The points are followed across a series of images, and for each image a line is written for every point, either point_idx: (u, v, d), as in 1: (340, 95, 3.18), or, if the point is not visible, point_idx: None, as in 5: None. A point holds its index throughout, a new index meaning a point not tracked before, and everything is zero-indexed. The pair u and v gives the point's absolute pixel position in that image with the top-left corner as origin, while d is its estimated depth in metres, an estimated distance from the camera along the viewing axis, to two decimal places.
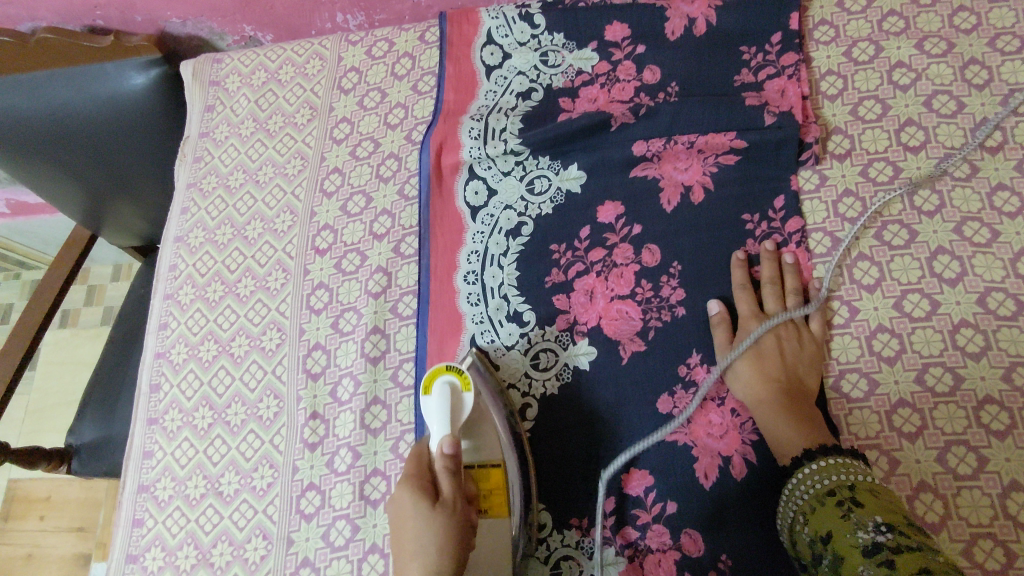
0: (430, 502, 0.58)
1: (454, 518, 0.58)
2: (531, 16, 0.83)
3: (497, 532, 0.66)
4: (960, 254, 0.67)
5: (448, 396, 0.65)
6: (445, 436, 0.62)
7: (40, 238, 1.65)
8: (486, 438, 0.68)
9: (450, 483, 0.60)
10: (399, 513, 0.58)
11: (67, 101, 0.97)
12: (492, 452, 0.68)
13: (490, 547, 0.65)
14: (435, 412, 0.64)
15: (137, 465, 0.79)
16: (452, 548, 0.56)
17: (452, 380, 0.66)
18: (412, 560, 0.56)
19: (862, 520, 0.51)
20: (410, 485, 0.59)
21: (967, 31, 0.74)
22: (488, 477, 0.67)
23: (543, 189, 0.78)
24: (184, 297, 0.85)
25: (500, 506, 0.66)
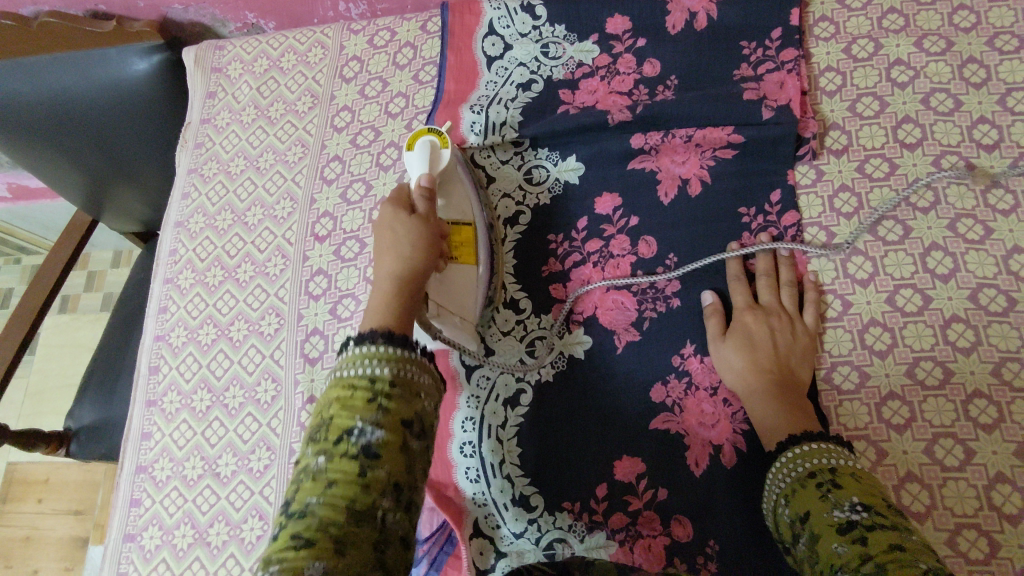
0: (409, 211, 0.64)
1: (431, 224, 0.64)
2: (533, 7, 0.83)
3: (463, 278, 0.70)
4: (953, 251, 0.68)
5: (428, 148, 0.71)
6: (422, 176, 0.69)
7: (41, 223, 1.66)
8: (458, 199, 0.73)
9: (426, 203, 0.65)
10: (379, 223, 0.64)
11: (69, 85, 0.98)
12: (462, 208, 0.73)
13: (454, 285, 0.69)
14: (416, 163, 0.71)
15: (135, 446, 0.79)
16: (428, 239, 0.62)
17: (432, 139, 0.72)
18: (391, 252, 0.60)
19: (840, 500, 0.52)
20: (392, 203, 0.65)
21: (966, 29, 0.75)
22: (458, 231, 0.71)
23: (541, 178, 0.79)
24: (184, 281, 0.86)
25: (468, 256, 0.71)
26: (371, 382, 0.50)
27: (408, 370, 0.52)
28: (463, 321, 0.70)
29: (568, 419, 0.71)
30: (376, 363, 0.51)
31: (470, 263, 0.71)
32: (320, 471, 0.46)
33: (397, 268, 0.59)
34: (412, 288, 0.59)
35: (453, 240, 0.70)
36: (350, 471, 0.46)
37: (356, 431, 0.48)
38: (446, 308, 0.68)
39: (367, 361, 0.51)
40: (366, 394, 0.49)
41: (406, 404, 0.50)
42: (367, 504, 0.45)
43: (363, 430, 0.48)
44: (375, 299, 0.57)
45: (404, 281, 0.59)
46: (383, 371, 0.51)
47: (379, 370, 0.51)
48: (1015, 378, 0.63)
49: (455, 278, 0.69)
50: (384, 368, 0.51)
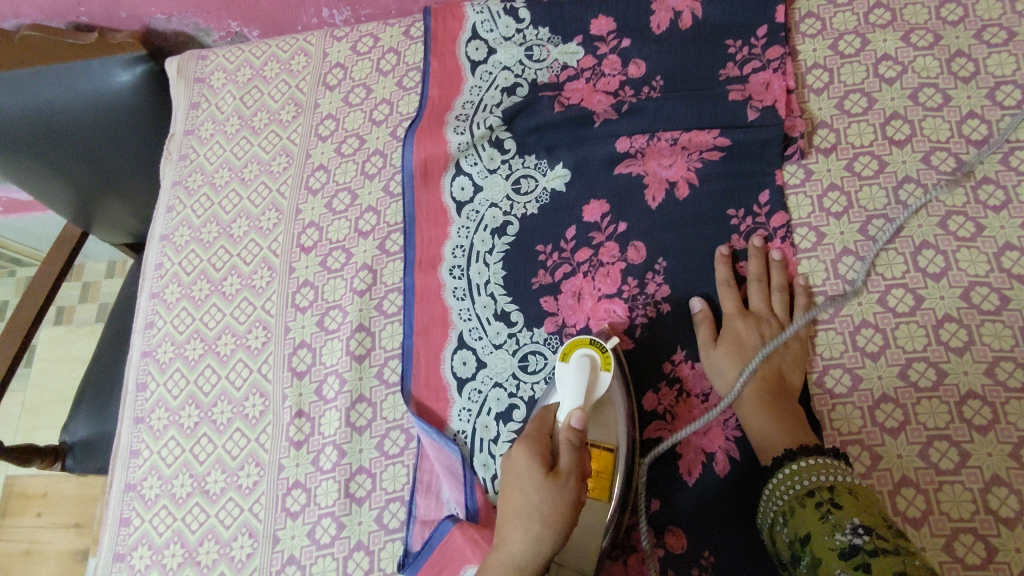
0: (547, 471, 0.56)
1: (569, 495, 0.55)
2: (516, 10, 0.82)
3: (594, 522, 0.62)
4: (944, 249, 0.67)
5: (586, 371, 0.62)
6: (575, 412, 0.60)
7: (33, 235, 1.65)
8: (607, 422, 0.65)
9: (570, 460, 0.56)
10: (514, 463, 0.58)
11: (52, 98, 0.97)
12: (610, 437, 0.64)
13: (583, 531, 0.62)
14: (569, 381, 0.62)
15: (124, 464, 0.79)
16: (562, 516, 0.54)
17: (592, 355, 0.64)
18: (522, 520, 0.55)
19: (840, 521, 0.50)
20: (531, 449, 0.57)
21: (954, 23, 0.74)
22: (596, 459, 0.63)
23: (530, 188, 0.77)
24: (170, 296, 0.85)
25: (601, 490, 0.62)
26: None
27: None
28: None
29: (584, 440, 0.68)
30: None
31: (604, 501, 0.62)
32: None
33: (521, 550, 0.54)
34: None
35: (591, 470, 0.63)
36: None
37: None
38: (570, 566, 0.62)
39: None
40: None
41: None
42: None
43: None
44: None
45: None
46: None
47: None
48: (1010, 378, 0.62)
49: (587, 531, 0.62)
50: None
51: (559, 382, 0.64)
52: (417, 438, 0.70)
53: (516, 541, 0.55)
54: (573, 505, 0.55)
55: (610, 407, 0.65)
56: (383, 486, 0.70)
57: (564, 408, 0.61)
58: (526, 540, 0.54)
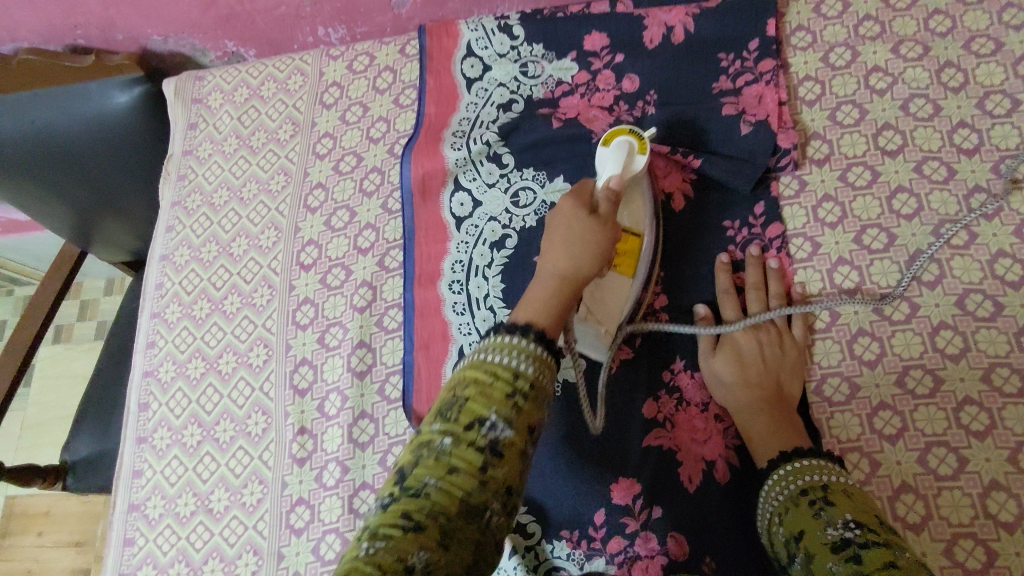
0: (590, 213, 0.60)
1: (608, 232, 0.59)
2: (510, 27, 0.83)
3: (618, 292, 0.68)
4: (938, 257, 0.68)
5: (623, 150, 0.65)
6: (613, 179, 0.63)
7: (31, 255, 1.65)
8: (636, 207, 0.69)
9: (609, 207, 0.61)
10: (558, 214, 0.61)
11: (53, 121, 0.98)
12: (637, 222, 0.68)
13: (604, 289, 0.67)
14: (608, 160, 0.65)
15: (127, 485, 0.79)
16: (602, 246, 0.58)
17: (631, 141, 0.65)
18: (563, 249, 0.58)
19: (833, 517, 0.51)
20: (574, 198, 0.62)
21: (942, 34, 0.75)
22: (626, 240, 0.67)
23: (528, 202, 0.78)
24: (171, 315, 0.85)
25: (628, 267, 0.67)
26: (514, 376, 0.49)
27: (548, 374, 0.51)
28: (607, 338, 0.68)
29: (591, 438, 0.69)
30: (523, 359, 0.49)
31: (629, 276, 0.67)
32: (442, 452, 0.45)
33: (566, 268, 0.57)
34: (573, 294, 0.57)
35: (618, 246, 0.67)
36: (474, 461, 0.45)
37: (490, 422, 0.46)
38: (595, 314, 0.68)
39: (514, 353, 0.50)
40: (507, 386, 0.48)
41: (538, 410, 0.49)
42: (480, 501, 0.44)
43: (493, 424, 0.46)
44: (535, 294, 0.56)
45: (570, 285, 0.57)
46: (528, 367, 0.49)
47: (522, 365, 0.49)
48: (1006, 383, 0.63)
49: (609, 296, 0.68)
50: (532, 364, 0.49)
51: (597, 163, 0.66)
52: None
53: (559, 259, 0.58)
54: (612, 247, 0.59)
55: (637, 198, 0.69)
56: None
57: (601, 179, 0.65)
58: (570, 258, 0.57)
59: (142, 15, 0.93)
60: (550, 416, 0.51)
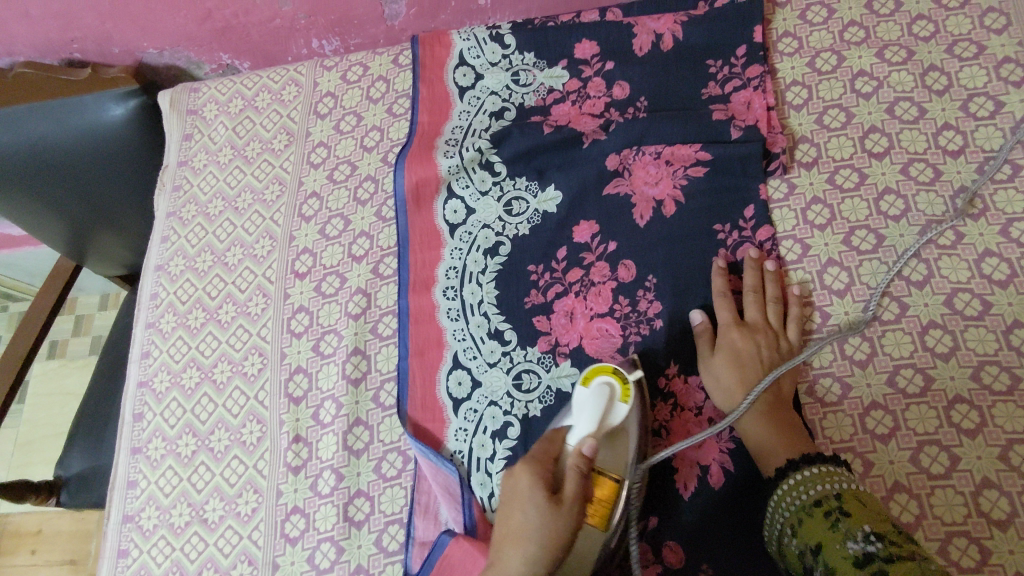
0: (550, 494, 0.57)
1: (565, 527, 0.56)
2: (502, 37, 0.85)
3: (590, 551, 0.60)
4: (926, 257, 0.68)
5: (603, 398, 0.63)
6: (586, 439, 0.60)
7: (26, 270, 1.65)
8: (620, 454, 0.63)
9: (575, 484, 0.58)
10: (519, 476, 0.59)
11: (45, 133, 0.98)
12: (619, 468, 0.62)
13: (579, 556, 0.60)
14: (586, 407, 0.63)
15: (121, 495, 0.79)
16: (557, 544, 0.56)
17: (610, 381, 0.64)
18: (517, 545, 0.56)
19: (851, 529, 0.51)
20: (536, 471, 0.59)
21: (925, 38, 0.76)
22: (605, 488, 0.61)
23: (521, 210, 0.79)
24: (165, 325, 0.85)
25: (603, 520, 0.60)
26: None
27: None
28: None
29: None
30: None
31: (604, 530, 0.60)
32: None
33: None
34: None
35: (594, 496, 0.60)
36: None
37: None
38: None
39: None
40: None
41: None
42: None
43: None
44: None
45: None
46: None
47: None
48: (995, 381, 0.63)
49: (583, 560, 0.60)
50: None
51: (576, 406, 0.64)
52: (414, 460, 0.71)
53: (514, 566, 0.56)
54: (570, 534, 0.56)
55: (623, 437, 0.64)
56: (382, 508, 0.70)
57: (576, 434, 0.62)
58: (520, 567, 0.56)
59: (138, 27, 0.94)
60: None
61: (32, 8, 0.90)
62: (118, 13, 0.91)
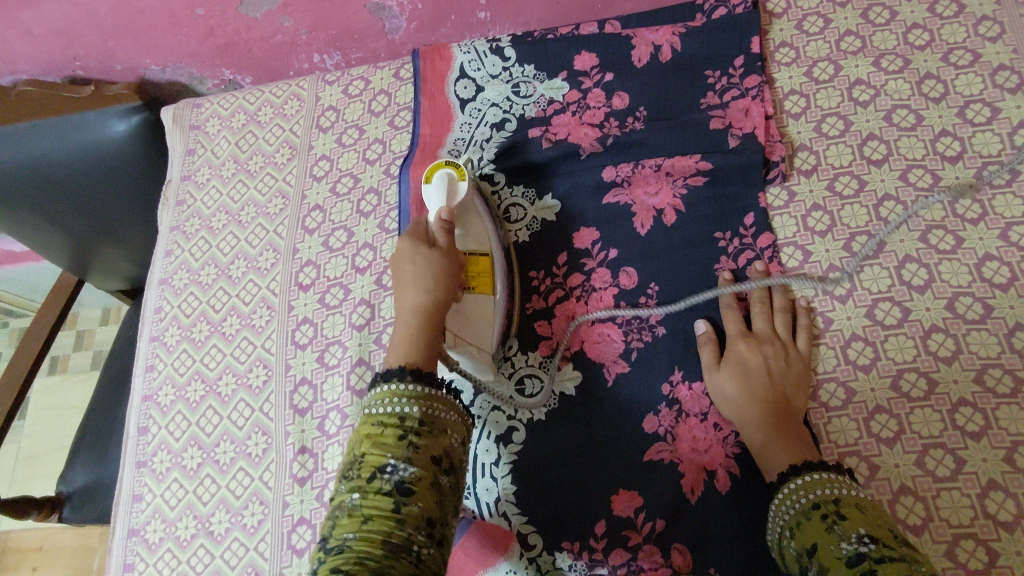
0: (427, 245, 0.66)
1: (449, 261, 0.66)
2: (501, 49, 0.85)
3: (481, 305, 0.70)
4: (926, 262, 0.69)
5: (445, 183, 0.71)
6: (442, 210, 0.69)
7: (28, 286, 1.66)
8: (475, 229, 0.73)
9: (445, 234, 0.67)
10: (400, 255, 0.67)
11: (50, 150, 0.98)
12: (482, 242, 0.72)
13: (471, 316, 0.70)
14: (433, 197, 0.71)
15: (126, 509, 0.79)
16: (447, 272, 0.65)
17: (450, 172, 0.72)
18: (412, 286, 0.63)
19: (847, 532, 0.52)
20: (411, 235, 0.67)
21: (921, 47, 0.77)
22: (476, 259, 0.71)
23: (519, 217, 0.80)
24: (170, 339, 0.86)
25: (486, 285, 0.71)
26: (400, 420, 0.54)
27: (436, 409, 0.56)
28: (482, 353, 0.69)
29: (579, 448, 0.70)
30: (405, 402, 0.55)
31: (489, 292, 0.71)
32: (354, 508, 0.50)
33: (419, 301, 0.63)
34: (434, 323, 0.62)
35: (471, 264, 0.71)
36: (385, 507, 0.49)
37: (390, 467, 0.51)
38: (464, 338, 0.69)
39: (395, 400, 0.55)
40: (396, 430, 0.53)
41: (437, 438, 0.55)
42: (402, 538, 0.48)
43: (394, 467, 0.51)
44: (399, 338, 0.61)
45: (429, 318, 0.62)
46: (413, 410, 0.55)
47: (408, 408, 0.55)
48: (999, 385, 0.63)
49: (476, 316, 0.70)
50: (415, 405, 0.55)
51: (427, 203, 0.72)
52: None
53: (414, 297, 0.63)
54: (453, 271, 0.66)
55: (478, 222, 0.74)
56: None
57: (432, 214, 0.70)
58: (421, 294, 0.63)
59: (141, 45, 0.95)
60: (455, 445, 0.56)
61: (34, 27, 0.91)
62: (120, 30, 0.92)
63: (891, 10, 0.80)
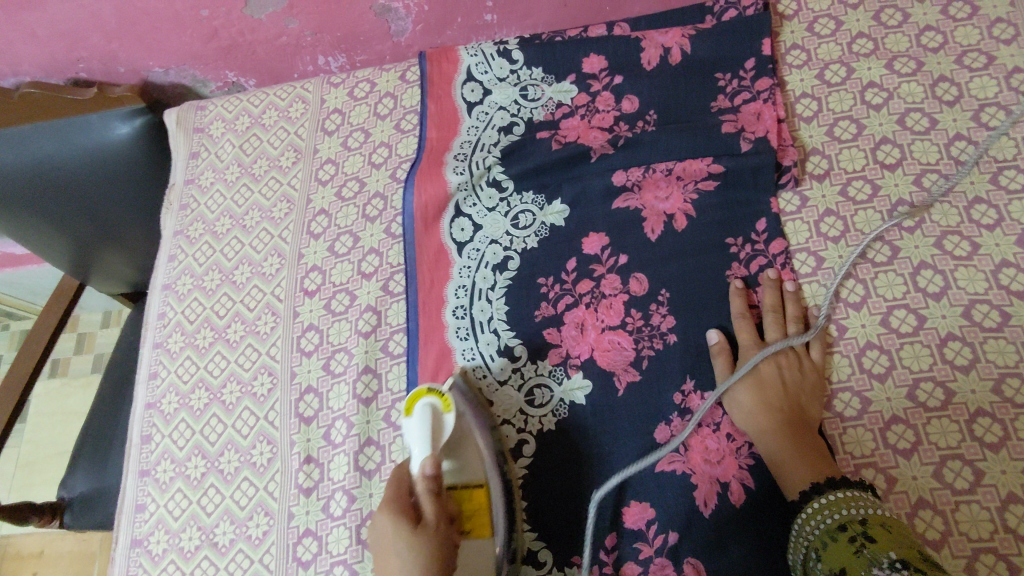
0: (414, 523, 0.60)
1: (439, 538, 0.60)
2: (509, 52, 0.85)
3: (479, 558, 0.64)
4: (942, 268, 0.68)
5: (427, 416, 0.64)
6: (428, 459, 0.62)
7: (28, 289, 1.65)
8: (468, 459, 0.67)
9: (433, 502, 0.61)
10: (382, 542, 0.60)
11: (54, 152, 0.97)
12: (476, 472, 0.67)
13: (474, 573, 0.63)
14: (416, 433, 0.64)
15: (129, 519, 0.78)
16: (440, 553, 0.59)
17: (433, 402, 0.65)
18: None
19: (875, 555, 0.51)
20: (392, 508, 0.60)
21: (934, 49, 0.76)
22: (472, 498, 0.66)
23: (528, 223, 0.78)
24: (174, 345, 0.85)
25: (483, 527, 0.65)
26: None
27: None
28: None
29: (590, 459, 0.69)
30: None
31: (486, 535, 0.65)
32: None
33: None
34: None
35: (463, 515, 0.65)
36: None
37: None
38: None
39: None
40: None
41: None
42: None
43: None
44: None
45: None
46: None
47: None
48: (1017, 394, 0.62)
49: (474, 573, 0.64)
50: None
51: (406, 437, 0.65)
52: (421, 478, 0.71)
53: None
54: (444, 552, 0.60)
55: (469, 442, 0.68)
56: None
57: (416, 460, 0.63)
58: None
59: (144, 47, 0.94)
60: None
61: (38, 28, 0.90)
62: (124, 32, 0.91)
63: (904, 12, 0.79)
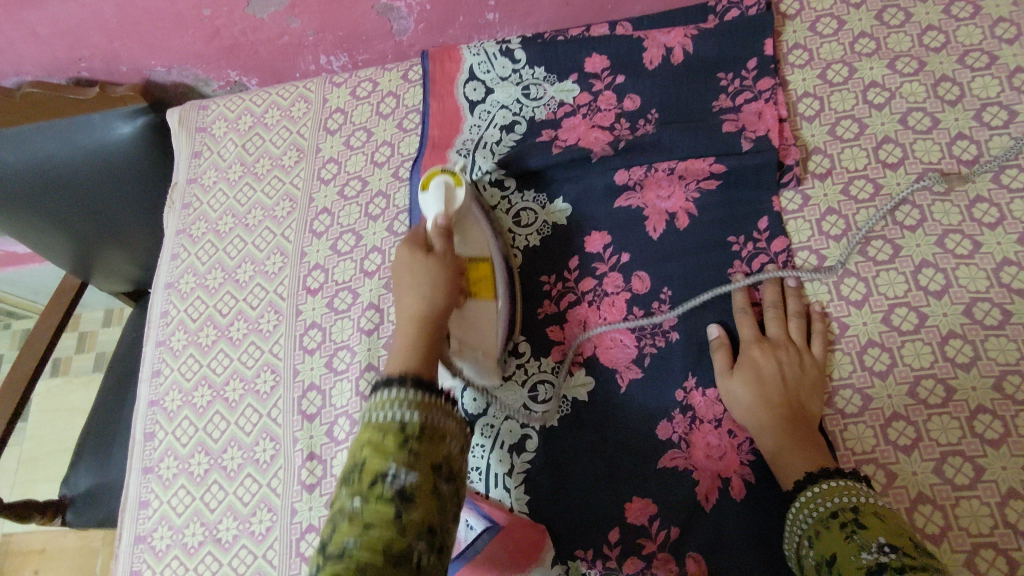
0: (424, 251, 0.63)
1: (448, 265, 0.63)
2: (511, 51, 0.85)
3: (484, 312, 0.68)
4: (944, 266, 0.68)
5: (441, 191, 0.69)
6: (438, 217, 0.67)
7: (30, 288, 1.65)
8: (475, 236, 0.70)
9: (443, 242, 0.65)
10: (398, 265, 0.63)
11: (53, 153, 0.98)
12: (482, 250, 0.70)
13: (475, 323, 0.68)
14: (430, 204, 0.69)
15: (133, 517, 0.78)
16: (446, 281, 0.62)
17: (446, 180, 0.69)
18: (411, 294, 0.61)
19: (867, 541, 0.51)
20: (406, 244, 0.64)
21: (936, 49, 0.77)
22: (478, 267, 0.69)
23: (530, 221, 0.80)
24: (176, 343, 0.85)
25: (488, 291, 0.69)
26: (399, 427, 0.50)
27: (433, 415, 0.52)
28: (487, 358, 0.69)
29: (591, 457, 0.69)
30: (403, 409, 0.51)
31: (491, 299, 0.69)
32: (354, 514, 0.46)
33: (417, 309, 0.60)
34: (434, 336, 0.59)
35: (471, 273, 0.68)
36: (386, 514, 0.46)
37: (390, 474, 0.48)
38: (469, 345, 0.67)
39: (394, 407, 0.51)
40: (397, 439, 0.49)
41: (436, 447, 0.51)
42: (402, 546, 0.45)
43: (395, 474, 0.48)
44: (398, 347, 0.58)
45: (428, 326, 0.59)
46: (412, 416, 0.51)
47: (407, 416, 0.51)
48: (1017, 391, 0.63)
49: (478, 329, 0.68)
50: (415, 412, 0.51)
51: (424, 210, 0.70)
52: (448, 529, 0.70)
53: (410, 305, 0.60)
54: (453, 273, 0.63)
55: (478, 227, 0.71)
56: None
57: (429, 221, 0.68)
58: (416, 301, 0.60)
59: (146, 46, 0.94)
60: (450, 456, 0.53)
61: (40, 28, 0.90)
62: (125, 31, 0.91)
63: (906, 12, 0.79)
